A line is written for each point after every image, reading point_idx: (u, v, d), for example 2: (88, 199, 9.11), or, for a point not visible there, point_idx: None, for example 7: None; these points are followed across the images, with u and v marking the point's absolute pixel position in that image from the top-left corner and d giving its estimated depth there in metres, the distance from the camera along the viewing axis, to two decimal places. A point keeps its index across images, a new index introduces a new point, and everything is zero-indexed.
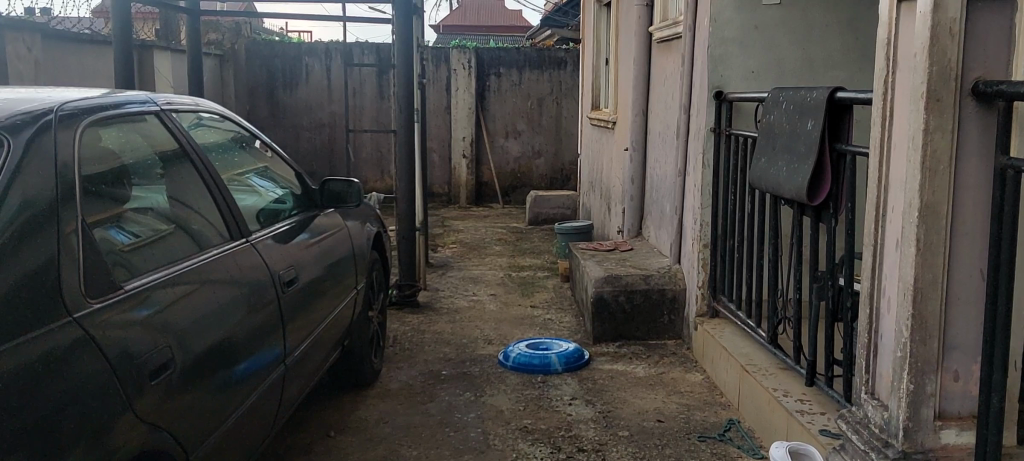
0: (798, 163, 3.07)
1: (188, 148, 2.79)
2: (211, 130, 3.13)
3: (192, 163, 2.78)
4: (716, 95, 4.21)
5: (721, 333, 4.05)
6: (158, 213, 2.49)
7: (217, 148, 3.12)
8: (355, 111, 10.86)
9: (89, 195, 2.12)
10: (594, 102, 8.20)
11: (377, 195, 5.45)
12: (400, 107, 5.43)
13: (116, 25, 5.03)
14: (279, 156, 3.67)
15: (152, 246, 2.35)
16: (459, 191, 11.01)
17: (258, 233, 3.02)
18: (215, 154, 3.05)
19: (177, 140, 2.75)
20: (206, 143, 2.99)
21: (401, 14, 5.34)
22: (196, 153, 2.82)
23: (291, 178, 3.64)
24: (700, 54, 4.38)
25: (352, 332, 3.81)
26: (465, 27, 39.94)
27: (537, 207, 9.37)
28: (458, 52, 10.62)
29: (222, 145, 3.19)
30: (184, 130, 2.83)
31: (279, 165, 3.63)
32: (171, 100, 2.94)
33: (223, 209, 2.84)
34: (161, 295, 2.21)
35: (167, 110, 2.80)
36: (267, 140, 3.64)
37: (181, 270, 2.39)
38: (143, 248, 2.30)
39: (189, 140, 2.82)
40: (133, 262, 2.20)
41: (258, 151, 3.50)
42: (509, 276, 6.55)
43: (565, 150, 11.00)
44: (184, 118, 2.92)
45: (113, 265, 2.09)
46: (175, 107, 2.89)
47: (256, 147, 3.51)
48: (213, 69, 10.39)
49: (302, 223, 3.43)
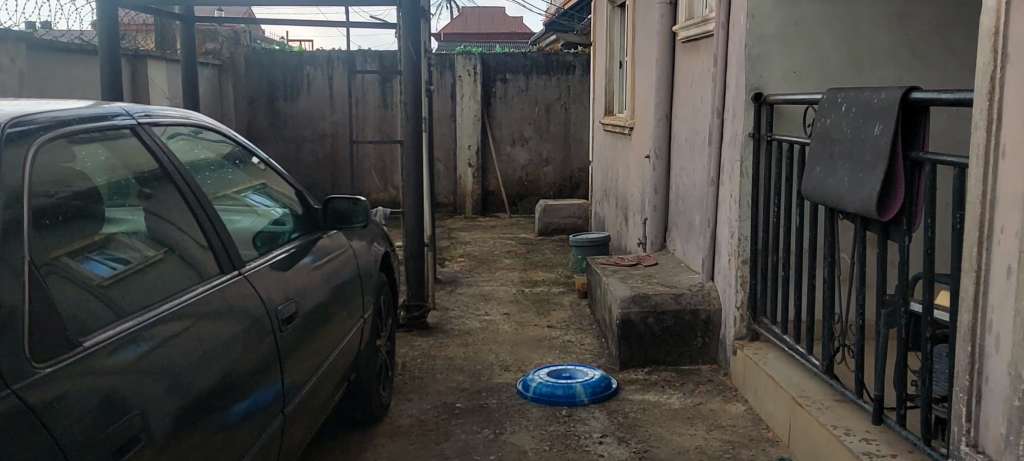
0: (864, 174, 2.72)
1: (171, 168, 2.38)
2: (199, 144, 2.72)
3: (175, 186, 2.37)
4: (754, 96, 3.86)
5: (765, 360, 3.69)
6: (130, 248, 2.08)
7: (206, 165, 2.71)
8: (357, 120, 10.51)
9: (54, 225, 1.81)
10: (607, 107, 7.85)
11: (383, 209, 5.08)
12: (407, 115, 5.07)
13: (102, 31, 4.65)
14: (277, 171, 3.28)
15: (139, 279, 2.05)
16: (464, 201, 10.63)
17: (253, 262, 2.62)
18: (202, 173, 2.64)
19: (157, 159, 2.34)
20: (191, 160, 2.58)
21: (408, 17, 4.97)
22: (178, 172, 2.41)
23: (291, 195, 3.26)
24: (736, 53, 4.01)
25: (359, 365, 3.43)
26: (464, 35, 39.69)
27: (547, 217, 8.98)
28: (463, 58, 10.23)
29: (212, 161, 2.79)
30: (165, 146, 2.42)
31: (277, 183, 3.23)
32: (151, 111, 2.52)
33: (211, 238, 2.44)
34: (137, 347, 1.84)
35: (146, 124, 2.39)
36: (264, 156, 3.24)
37: (164, 312, 2.02)
38: (125, 279, 1.99)
39: (172, 158, 2.41)
40: (112, 299, 1.90)
41: (253, 166, 3.10)
42: (522, 292, 6.18)
43: (574, 157, 10.64)
44: (167, 133, 2.51)
45: (77, 309, 1.75)
46: (155, 120, 2.47)
47: (252, 163, 3.12)
48: (212, 78, 10.03)
49: (304, 247, 3.05)
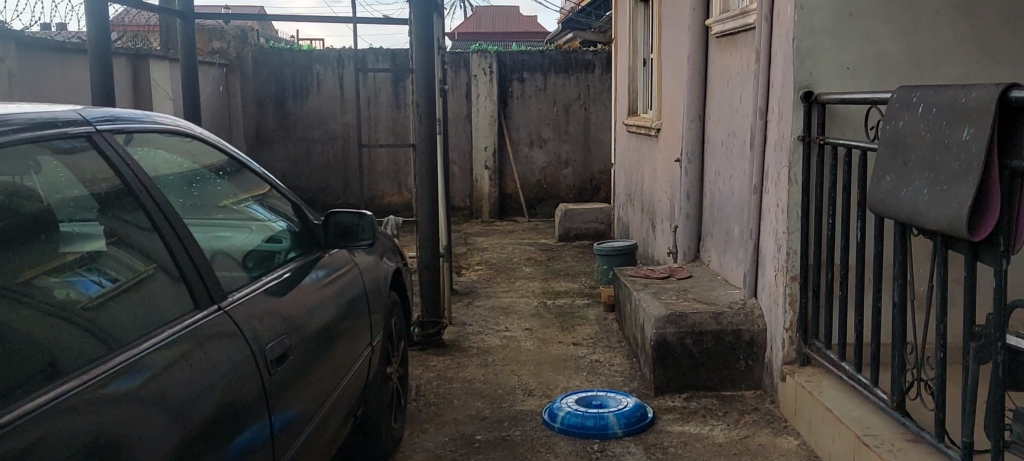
0: (948, 185, 2.33)
1: (138, 186, 1.95)
2: (178, 153, 2.31)
3: (144, 206, 1.94)
4: (805, 96, 3.50)
5: (822, 389, 3.31)
6: (85, 280, 1.71)
7: (184, 178, 2.31)
8: (369, 122, 10.18)
9: (12, 243, 1.55)
10: (631, 107, 7.48)
11: (394, 218, 4.71)
12: (420, 117, 4.71)
13: (91, 29, 4.33)
14: (274, 181, 2.88)
15: (134, 300, 1.79)
16: (481, 205, 10.27)
17: (239, 295, 2.18)
18: (176, 189, 2.21)
19: (120, 174, 1.92)
20: (165, 173, 2.17)
21: (419, 11, 4.62)
22: (146, 189, 1.98)
23: (286, 209, 2.86)
24: (782, 47, 3.65)
25: (369, 397, 3.07)
26: (479, 35, 39.43)
27: (567, 221, 8.59)
28: (478, 57, 9.86)
29: (193, 173, 2.39)
30: (133, 159, 2.00)
31: (272, 196, 2.83)
32: (115, 114, 2.09)
33: (186, 270, 1.99)
34: (108, 402, 1.50)
35: (108, 132, 1.97)
36: (258, 168, 2.82)
37: (156, 346, 1.73)
38: (113, 298, 1.74)
39: (139, 170, 1.99)
40: (98, 322, 1.66)
41: (244, 178, 2.69)
42: (544, 305, 5.81)
43: (594, 158, 10.27)
44: (134, 143, 2.07)
45: (30, 346, 1.45)
46: (118, 127, 2.03)
47: (244, 178, 2.70)
48: (219, 79, 9.73)
49: (302, 268, 2.66)
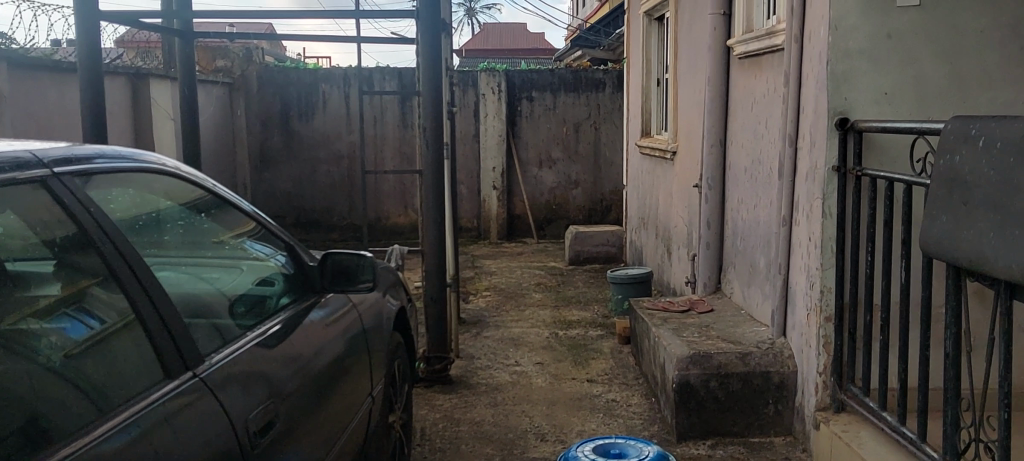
0: (1018, 228, 2.10)
1: (98, 236, 1.66)
2: (153, 194, 2.02)
3: (104, 260, 1.66)
4: (841, 122, 3.32)
5: (861, 441, 3.06)
6: (67, 324, 1.55)
7: (159, 222, 2.02)
8: (375, 142, 9.97)
9: None
10: (645, 128, 7.24)
11: (399, 247, 4.45)
12: (427, 142, 4.48)
13: (80, 48, 4.13)
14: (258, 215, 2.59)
15: (129, 346, 1.63)
16: (488, 225, 10.02)
17: (218, 357, 1.89)
18: (150, 236, 1.93)
19: (78, 225, 1.63)
20: (137, 219, 1.88)
21: (426, 30, 4.41)
22: (110, 240, 1.69)
23: (274, 249, 2.58)
24: (815, 71, 3.47)
25: (371, 452, 2.83)
26: (488, 52, 39.35)
27: (578, 244, 8.32)
28: (486, 75, 9.66)
29: (169, 214, 2.10)
30: (96, 205, 1.70)
31: (259, 235, 2.55)
32: (81, 152, 1.80)
33: (155, 334, 1.71)
34: None
35: (70, 175, 1.68)
36: (251, 208, 2.56)
37: (149, 406, 1.57)
38: (98, 345, 1.58)
39: (104, 219, 1.70)
40: (83, 373, 1.51)
41: (229, 215, 2.41)
42: (555, 336, 5.56)
43: (605, 179, 10.03)
44: (104, 185, 1.79)
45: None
46: (85, 169, 1.74)
47: (233, 220, 2.43)
48: (222, 98, 9.55)
49: (295, 318, 2.40)
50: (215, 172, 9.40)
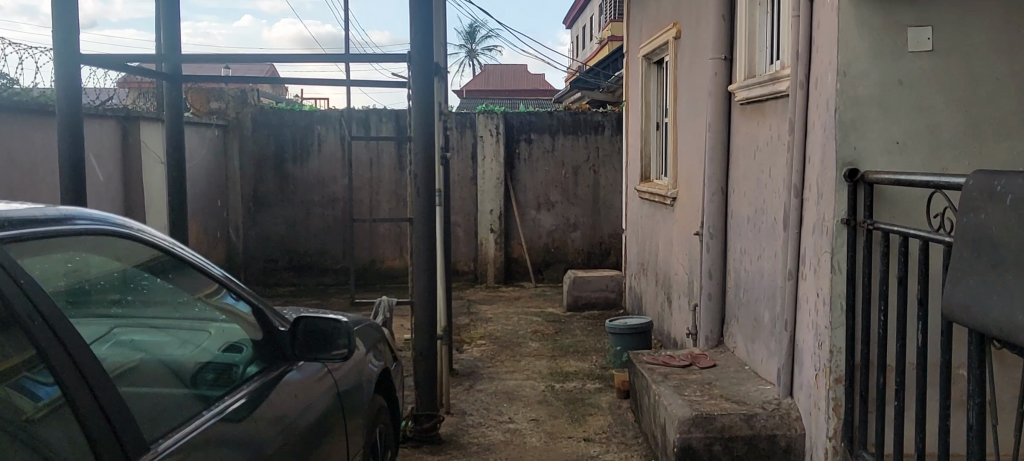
0: None
1: (25, 309, 1.46)
2: (103, 259, 1.84)
3: (28, 336, 1.45)
4: (849, 173, 3.21)
5: None
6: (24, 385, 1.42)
7: (100, 293, 1.84)
8: (371, 184, 9.83)
9: None
10: (644, 172, 7.10)
11: (387, 299, 4.28)
12: (418, 189, 4.32)
13: (59, 91, 4.00)
14: (225, 278, 2.41)
15: (71, 425, 1.48)
16: (486, 269, 9.82)
17: (165, 443, 1.72)
18: (93, 307, 1.77)
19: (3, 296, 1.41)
20: (74, 293, 1.69)
21: (419, 74, 4.27)
22: (39, 312, 1.49)
23: (241, 314, 2.40)
24: (821, 119, 3.36)
25: None
26: (488, 93, 39.49)
27: (576, 289, 8.11)
28: (484, 118, 9.56)
29: (113, 283, 1.92)
30: (28, 276, 1.51)
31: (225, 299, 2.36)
32: (31, 214, 1.63)
33: (89, 415, 1.52)
34: None
35: (9, 242, 1.49)
36: (222, 271, 2.40)
37: None
38: (50, 416, 1.45)
39: (35, 289, 1.51)
40: (41, 442, 1.40)
41: (190, 279, 2.22)
42: (552, 388, 5.36)
43: (604, 222, 9.87)
44: (50, 252, 1.62)
45: None
46: (31, 233, 1.57)
47: (200, 283, 2.27)
48: (216, 140, 9.44)
49: (258, 393, 2.20)
50: (208, 214, 9.24)
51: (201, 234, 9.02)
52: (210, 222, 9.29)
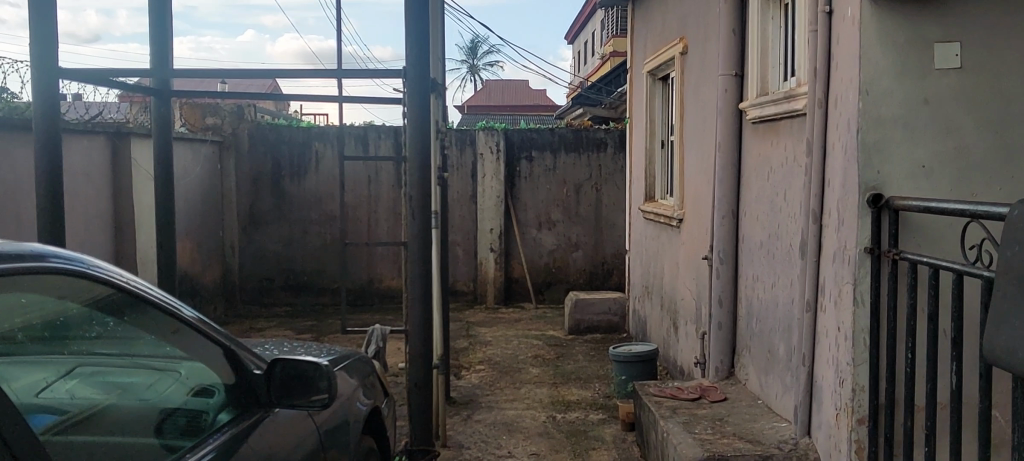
0: None
1: None
2: (42, 300, 1.62)
3: None
4: (873, 199, 2.98)
5: None
6: None
7: (28, 341, 1.62)
8: (369, 202, 9.62)
9: None
10: (649, 192, 6.88)
11: (380, 328, 4.05)
12: (413, 210, 4.10)
13: (36, 106, 3.66)
14: (198, 317, 2.17)
15: None
16: (485, 289, 9.58)
17: None
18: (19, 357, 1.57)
19: None
20: None
21: (415, 90, 4.06)
22: None
23: (215, 357, 2.16)
24: (842, 140, 3.15)
25: None
26: (489, 109, 39.37)
27: (577, 313, 7.86)
28: (484, 135, 9.35)
29: (53, 327, 1.71)
30: None
31: (197, 342, 2.11)
32: None
33: None
34: None
35: None
36: (192, 310, 2.17)
37: None
38: None
39: None
40: None
41: (153, 319, 1.98)
42: (553, 419, 5.12)
43: (607, 242, 9.65)
44: None
45: None
46: None
47: (168, 325, 2.04)
48: (211, 157, 9.24)
49: (221, 451, 1.96)
50: (202, 233, 9.02)
51: (195, 253, 8.80)
52: (205, 241, 9.07)
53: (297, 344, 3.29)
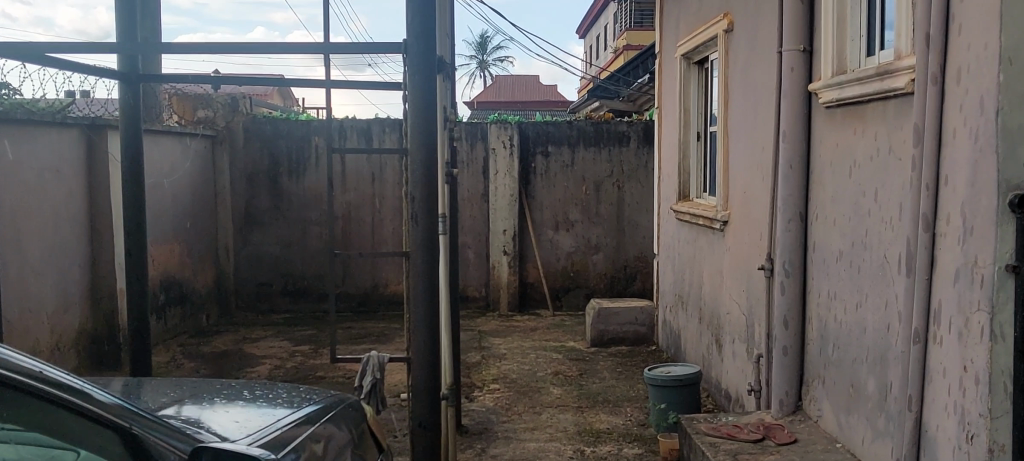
0: None
1: None
2: None
3: None
4: (1018, 202, 2.25)
5: None
6: None
7: None
8: (374, 201, 8.93)
9: None
10: (683, 190, 6.15)
11: (378, 356, 3.35)
12: (416, 215, 3.40)
13: None
14: (115, 402, 1.75)
15: None
16: (499, 295, 8.87)
17: None
18: None
19: None
20: None
21: (418, 70, 3.35)
22: None
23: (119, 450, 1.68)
24: (970, 124, 2.42)
25: None
26: (498, 104, 38.52)
27: (600, 323, 7.15)
28: (497, 128, 8.65)
29: None
30: None
31: (89, 433, 1.65)
32: None
33: None
34: None
35: None
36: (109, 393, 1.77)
37: None
38: None
39: None
40: None
41: (36, 412, 1.58)
42: (581, 454, 4.41)
43: (629, 244, 8.93)
44: None
45: None
46: None
47: (64, 412, 1.61)
48: (204, 153, 8.57)
49: None
50: (195, 235, 8.35)
51: (185, 257, 8.12)
52: (196, 244, 8.39)
53: (262, 390, 2.66)
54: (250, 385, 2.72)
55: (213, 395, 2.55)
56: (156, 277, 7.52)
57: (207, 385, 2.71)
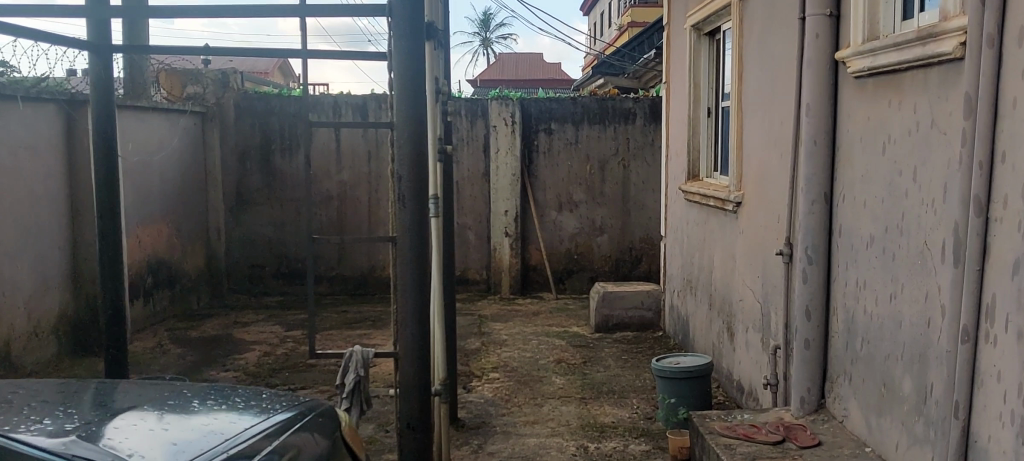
0: None
1: None
2: None
3: None
4: None
5: None
6: None
7: None
8: (370, 180, 8.62)
9: None
10: (693, 169, 5.83)
11: (360, 353, 3.05)
12: (404, 195, 3.08)
13: None
14: (25, 449, 1.75)
15: None
16: (500, 278, 8.57)
17: None
18: None
19: None
20: None
21: (404, 34, 3.02)
22: None
23: None
24: None
25: None
26: (500, 82, 37.99)
27: (605, 308, 6.86)
28: (498, 104, 8.32)
29: None
30: None
31: None
32: None
33: None
34: None
35: None
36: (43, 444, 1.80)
37: None
38: None
39: None
40: None
41: None
42: (585, 451, 4.12)
43: (634, 225, 8.62)
44: None
45: None
46: None
47: None
48: (193, 131, 8.25)
49: None
50: (184, 215, 8.06)
51: (174, 238, 7.83)
52: (186, 225, 8.10)
53: (216, 400, 2.32)
54: (205, 391, 2.40)
55: (159, 405, 2.22)
56: (143, 260, 7.23)
57: (163, 390, 2.41)
